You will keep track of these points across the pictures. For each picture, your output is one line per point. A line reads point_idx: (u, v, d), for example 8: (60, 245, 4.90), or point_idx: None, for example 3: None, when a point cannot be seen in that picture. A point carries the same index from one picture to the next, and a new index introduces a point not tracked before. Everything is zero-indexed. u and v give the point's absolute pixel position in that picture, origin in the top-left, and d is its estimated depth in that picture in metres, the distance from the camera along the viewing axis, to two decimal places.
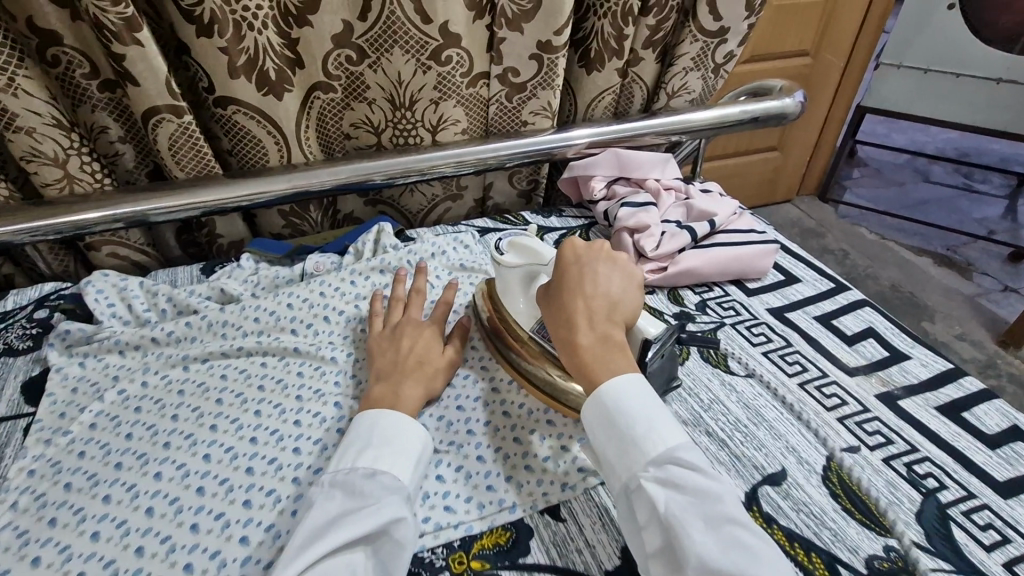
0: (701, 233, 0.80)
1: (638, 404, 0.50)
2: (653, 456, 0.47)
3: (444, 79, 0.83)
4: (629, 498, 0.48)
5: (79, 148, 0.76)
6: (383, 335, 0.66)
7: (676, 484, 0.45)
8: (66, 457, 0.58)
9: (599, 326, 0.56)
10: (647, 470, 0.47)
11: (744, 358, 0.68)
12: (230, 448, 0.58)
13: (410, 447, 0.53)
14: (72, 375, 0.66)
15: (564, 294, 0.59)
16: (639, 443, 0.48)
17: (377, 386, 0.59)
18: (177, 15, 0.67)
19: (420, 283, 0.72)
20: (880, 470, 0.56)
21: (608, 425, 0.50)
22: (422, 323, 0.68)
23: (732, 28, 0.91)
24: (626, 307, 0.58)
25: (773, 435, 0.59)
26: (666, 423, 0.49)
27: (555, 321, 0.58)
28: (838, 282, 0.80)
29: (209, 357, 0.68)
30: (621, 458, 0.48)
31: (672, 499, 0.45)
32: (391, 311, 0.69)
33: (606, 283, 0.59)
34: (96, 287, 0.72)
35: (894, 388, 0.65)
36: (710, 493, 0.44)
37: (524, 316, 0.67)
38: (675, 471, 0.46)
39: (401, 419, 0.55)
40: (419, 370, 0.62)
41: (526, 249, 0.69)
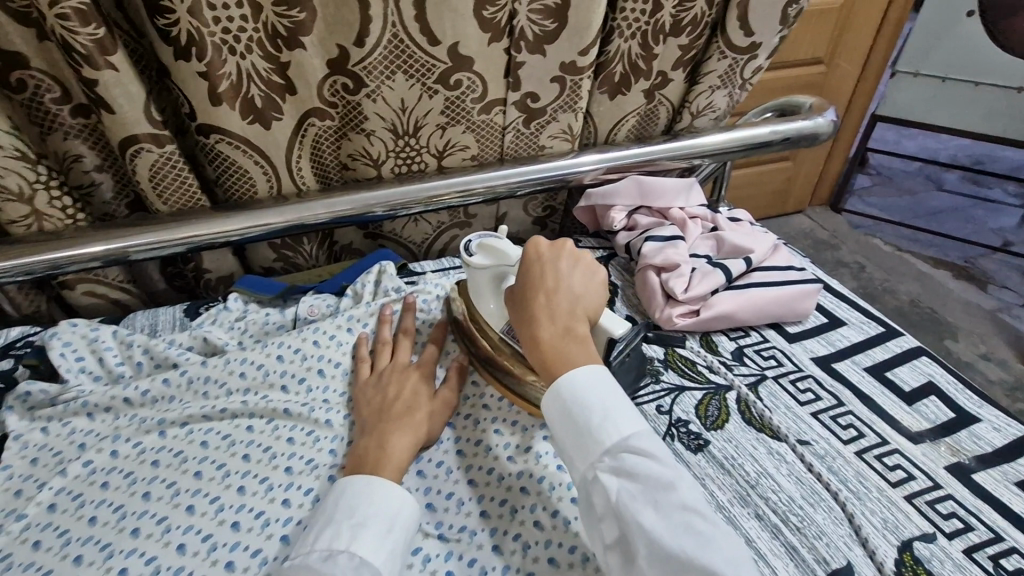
0: (736, 272, 0.72)
1: (595, 394, 0.46)
2: (608, 446, 0.44)
3: (454, 103, 0.77)
4: (587, 490, 0.45)
5: (47, 181, 0.69)
6: (369, 383, 0.62)
7: (629, 473, 0.42)
8: (18, 549, 0.50)
9: (560, 321, 0.52)
10: (602, 459, 0.44)
11: (792, 421, 0.60)
12: (207, 537, 0.51)
13: (384, 516, 0.47)
14: (33, 443, 0.58)
15: (525, 290, 0.55)
16: (594, 433, 0.45)
17: (362, 441, 0.54)
18: (155, 37, 0.59)
19: (406, 323, 0.68)
20: (962, 565, 0.49)
21: (563, 416, 0.47)
22: (410, 367, 0.63)
23: (764, 42, 0.83)
24: (590, 303, 0.54)
25: (833, 519, 0.52)
26: (622, 409, 0.45)
27: (516, 318, 0.54)
28: (888, 327, 0.73)
29: (189, 421, 0.60)
30: (577, 449, 0.45)
31: (624, 488, 0.42)
32: (378, 357, 0.65)
33: (569, 277, 0.55)
34: (63, 339, 0.64)
35: (966, 458, 0.57)
36: (663, 482, 0.41)
37: (496, 317, 0.64)
38: (629, 460, 0.43)
39: (384, 483, 0.49)
40: (407, 417, 0.57)
41: (496, 250, 0.62)
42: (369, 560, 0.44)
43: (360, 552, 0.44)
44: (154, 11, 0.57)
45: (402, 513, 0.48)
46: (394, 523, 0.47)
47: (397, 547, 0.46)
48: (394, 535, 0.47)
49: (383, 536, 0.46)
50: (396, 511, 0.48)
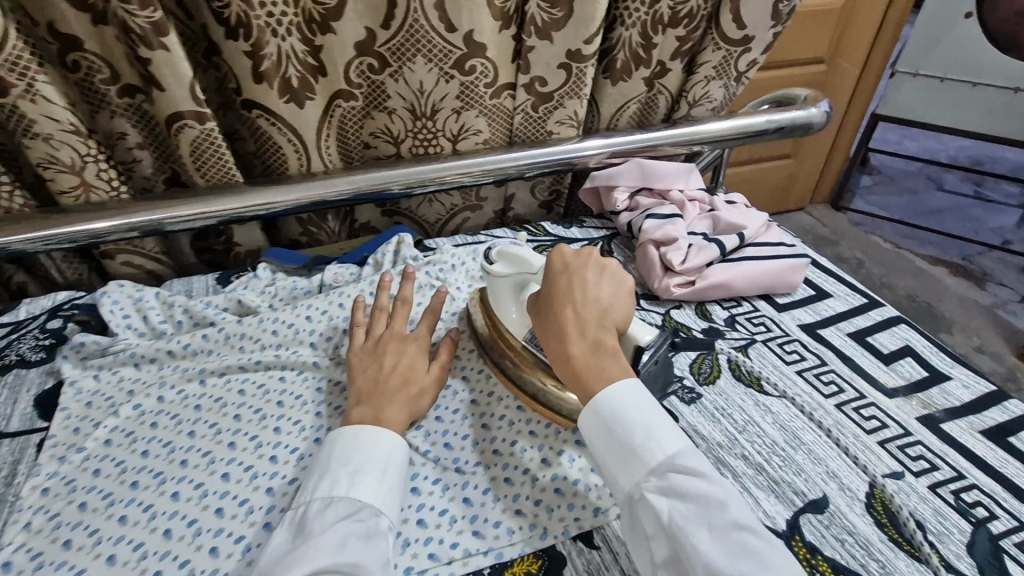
0: (730, 246, 0.78)
1: (636, 413, 0.48)
2: (654, 466, 0.46)
3: (468, 88, 0.82)
4: (633, 509, 0.47)
5: (96, 155, 0.75)
6: (365, 351, 0.63)
7: (679, 493, 0.44)
8: (81, 475, 0.56)
9: (590, 335, 0.54)
10: (649, 480, 0.46)
11: (777, 376, 0.66)
12: (249, 467, 0.57)
13: (380, 459, 0.51)
14: (86, 389, 0.64)
15: (552, 302, 0.57)
16: (639, 454, 0.46)
17: (358, 408, 0.56)
18: (210, 18, 0.66)
19: (405, 292, 0.69)
20: (926, 497, 0.54)
21: (606, 436, 0.48)
22: (406, 337, 0.65)
23: (757, 36, 0.88)
24: (617, 315, 0.57)
25: (812, 459, 0.57)
26: (665, 430, 0.47)
27: (545, 330, 0.57)
28: (871, 298, 0.78)
29: (227, 371, 0.66)
30: (623, 470, 0.47)
31: (675, 509, 0.44)
32: (374, 324, 0.67)
33: (595, 290, 0.57)
34: (112, 297, 0.71)
35: (936, 411, 0.63)
36: (714, 501, 0.43)
37: (518, 326, 0.65)
38: (678, 480, 0.45)
39: (386, 435, 0.53)
40: (403, 390, 0.59)
41: (516, 257, 0.65)
42: (368, 504, 0.48)
43: (359, 497, 0.48)
44: None
45: (394, 458, 0.52)
46: (390, 471, 0.51)
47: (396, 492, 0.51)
48: (392, 479, 0.51)
49: (380, 482, 0.50)
50: (388, 454, 0.52)
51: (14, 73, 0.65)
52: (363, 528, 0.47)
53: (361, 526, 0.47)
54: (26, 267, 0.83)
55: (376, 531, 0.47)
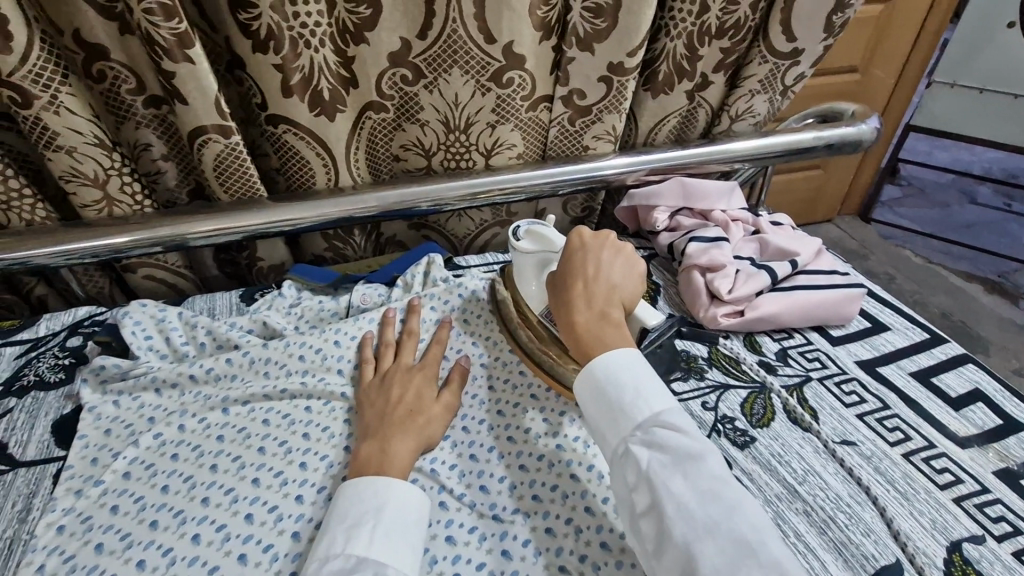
0: (781, 274, 0.73)
1: (627, 370, 0.48)
2: (639, 420, 0.45)
3: (504, 102, 0.78)
4: (617, 464, 0.46)
5: (120, 168, 0.72)
6: (373, 385, 0.62)
7: (660, 444, 0.43)
8: (98, 512, 0.53)
9: (596, 306, 0.54)
10: (633, 434, 0.45)
11: (837, 421, 0.61)
12: (274, 507, 0.53)
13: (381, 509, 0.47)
14: (105, 415, 0.61)
15: (565, 275, 0.57)
16: (627, 410, 0.46)
17: (365, 445, 0.54)
18: (235, 31, 0.63)
19: (412, 325, 0.68)
20: (1011, 567, 0.49)
21: (596, 393, 0.48)
22: (413, 368, 0.63)
23: (805, 49, 0.83)
24: (626, 293, 0.56)
25: (882, 518, 0.52)
26: (654, 388, 0.46)
27: (555, 301, 0.57)
28: (933, 333, 0.73)
29: (251, 399, 0.63)
30: (611, 426, 0.47)
31: (654, 458, 0.43)
32: (382, 358, 0.65)
33: (609, 265, 0.57)
34: (133, 318, 0.68)
35: (1015, 464, 0.58)
36: (693, 453, 0.42)
37: (535, 299, 0.68)
38: (660, 433, 0.44)
39: (388, 482, 0.49)
40: (411, 419, 0.57)
41: (542, 236, 0.67)
42: (366, 558, 0.44)
43: (356, 552, 0.45)
44: (237, 6, 0.61)
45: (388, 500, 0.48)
46: (393, 524, 0.47)
47: (405, 543, 0.47)
48: (394, 528, 0.47)
49: (377, 530, 0.46)
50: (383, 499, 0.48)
51: (37, 85, 0.62)
52: None
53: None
54: (47, 280, 0.81)
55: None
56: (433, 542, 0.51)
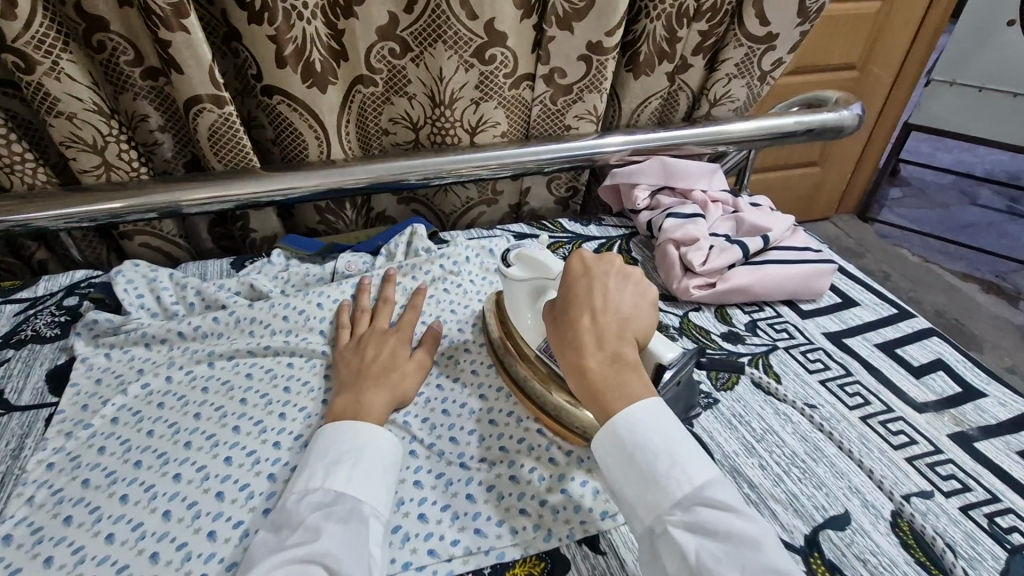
0: (753, 249, 0.75)
1: (660, 438, 0.45)
2: (678, 497, 0.42)
3: (487, 79, 0.81)
4: (654, 543, 0.43)
5: (118, 135, 0.76)
6: (349, 347, 0.64)
7: (707, 529, 0.40)
8: (86, 452, 0.56)
9: (609, 346, 0.50)
10: (673, 513, 0.42)
11: (799, 385, 0.63)
12: (252, 452, 0.56)
13: (362, 448, 0.50)
14: (97, 366, 0.64)
15: (569, 308, 0.52)
16: (665, 484, 0.43)
17: (341, 398, 0.56)
18: (231, 2, 0.66)
19: (387, 293, 0.70)
20: (956, 520, 0.51)
21: (625, 460, 0.45)
22: (387, 331, 0.65)
23: (782, 33, 0.85)
24: (637, 326, 0.52)
25: (834, 472, 0.54)
26: (692, 459, 0.44)
27: (558, 339, 0.52)
28: (900, 309, 0.75)
29: (236, 355, 0.66)
30: (644, 499, 0.44)
31: (703, 548, 0.40)
32: (357, 323, 0.67)
33: (617, 298, 0.53)
34: (126, 277, 0.71)
35: (969, 428, 0.59)
36: (747, 540, 0.39)
37: (532, 332, 0.62)
38: (705, 514, 0.41)
39: (365, 426, 0.52)
40: (385, 375, 0.59)
41: (535, 261, 0.63)
42: (344, 493, 0.47)
43: (335, 487, 0.47)
44: None
45: (370, 443, 0.51)
46: (372, 466, 0.49)
47: (382, 483, 0.49)
48: (372, 469, 0.49)
49: (356, 469, 0.49)
50: (364, 443, 0.51)
51: (39, 51, 0.65)
52: (339, 513, 0.46)
53: (337, 513, 0.46)
54: (47, 245, 0.84)
55: (355, 517, 0.46)
56: (402, 486, 0.53)
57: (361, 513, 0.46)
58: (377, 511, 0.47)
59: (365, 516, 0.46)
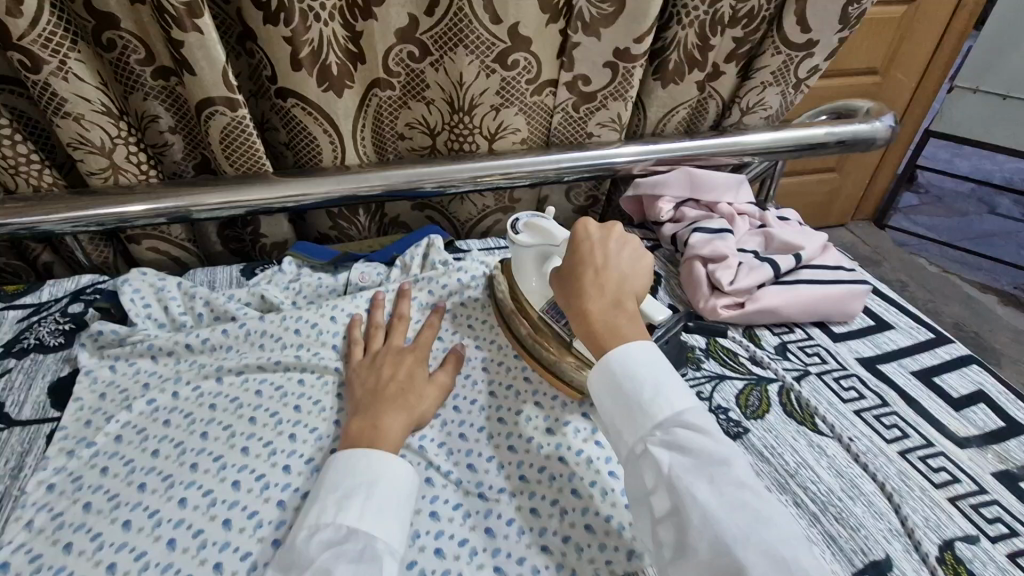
0: (785, 268, 0.72)
1: (644, 367, 0.47)
2: (659, 419, 0.44)
3: (508, 85, 0.78)
4: (635, 465, 0.45)
5: (126, 137, 0.73)
6: (362, 365, 0.61)
7: (681, 446, 0.43)
8: (88, 473, 0.53)
9: (609, 298, 0.53)
10: (654, 433, 0.44)
11: (834, 415, 0.60)
12: (261, 477, 0.53)
13: (376, 479, 0.48)
14: (102, 379, 0.62)
15: (572, 267, 0.56)
16: (647, 408, 0.45)
17: (355, 420, 0.54)
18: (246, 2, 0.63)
19: (402, 309, 0.68)
20: (1004, 569, 0.48)
21: (613, 388, 0.48)
22: (403, 350, 0.63)
23: (821, 41, 0.82)
24: (637, 282, 0.55)
25: (873, 513, 0.51)
26: (673, 385, 0.46)
27: (563, 291, 0.56)
28: (938, 333, 0.71)
29: (245, 370, 0.63)
30: (628, 423, 0.46)
31: (677, 461, 0.42)
32: (371, 339, 0.65)
33: (617, 255, 0.56)
34: (133, 285, 0.68)
35: (1015, 467, 0.56)
36: (717, 457, 0.41)
37: (537, 295, 0.65)
38: (682, 433, 0.43)
39: (379, 455, 0.49)
40: (401, 397, 0.57)
41: (540, 228, 0.64)
42: (356, 529, 0.44)
43: (347, 522, 0.45)
44: None
45: (384, 475, 0.48)
46: (386, 500, 0.47)
47: (396, 518, 0.46)
48: (386, 502, 0.47)
49: (369, 502, 0.46)
50: (377, 474, 0.48)
51: (47, 49, 0.63)
52: (352, 552, 0.43)
53: (349, 552, 0.43)
54: (52, 248, 0.82)
55: (367, 556, 0.43)
56: (418, 518, 0.51)
57: (374, 552, 0.44)
58: (391, 549, 0.45)
59: (379, 555, 0.43)
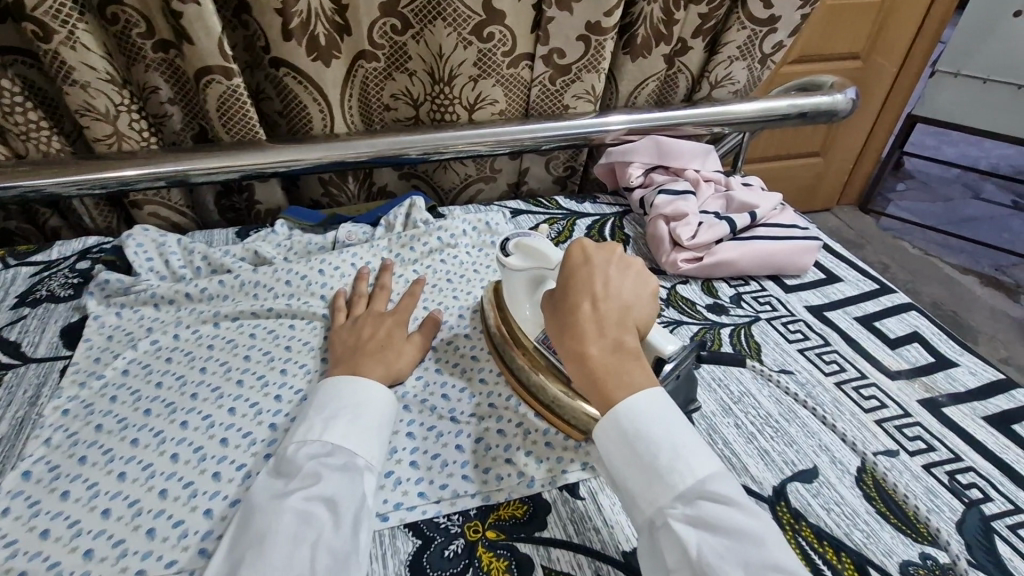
0: (741, 225, 0.78)
1: (662, 429, 0.44)
2: (681, 491, 0.41)
3: (486, 56, 0.83)
4: (654, 535, 0.42)
5: (129, 105, 0.78)
6: (344, 327, 0.65)
7: (709, 524, 0.40)
8: (99, 400, 0.59)
9: (612, 335, 0.49)
10: (675, 506, 0.41)
11: (778, 353, 0.66)
12: (254, 404, 0.59)
13: (360, 411, 0.53)
14: (109, 323, 0.67)
15: (569, 297, 0.51)
16: (667, 477, 0.42)
17: (336, 369, 0.58)
18: None
19: (384, 281, 0.71)
20: (919, 475, 0.53)
21: (626, 450, 0.44)
22: (384, 315, 0.66)
23: (782, 17, 0.88)
24: (639, 314, 0.51)
25: (806, 432, 0.57)
26: (693, 449, 0.43)
27: (558, 328, 0.51)
28: (883, 285, 0.77)
29: (240, 316, 0.69)
30: (646, 492, 0.43)
31: (705, 542, 0.39)
32: (353, 306, 0.68)
33: (617, 282, 0.52)
34: (137, 240, 0.74)
35: (940, 395, 0.62)
36: (748, 536, 0.39)
37: (530, 323, 0.62)
38: (708, 509, 0.40)
39: (363, 386, 0.55)
40: (381, 352, 0.61)
41: (535, 251, 0.61)
42: (341, 446, 0.50)
43: (332, 439, 0.50)
44: None
45: (366, 402, 0.54)
46: (368, 423, 0.52)
47: (377, 438, 0.52)
48: (368, 428, 0.52)
49: (353, 424, 0.52)
50: (360, 401, 0.53)
51: (57, 21, 0.68)
52: (336, 464, 0.48)
53: (334, 464, 0.48)
54: (60, 213, 0.87)
55: (349, 469, 0.49)
56: (395, 437, 0.56)
57: (356, 467, 0.49)
58: (371, 466, 0.50)
59: (360, 469, 0.49)
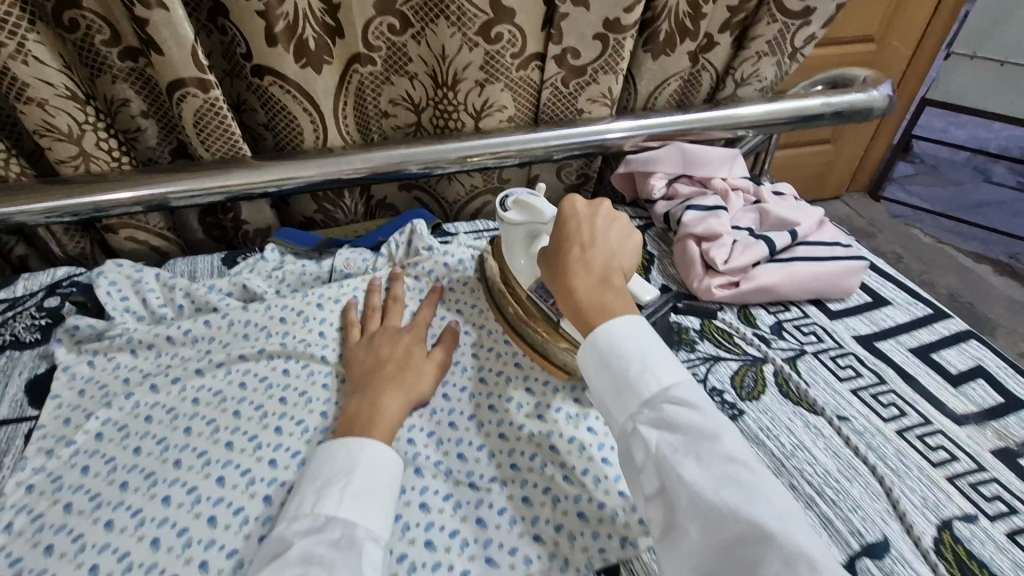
0: (781, 245, 0.70)
1: (635, 344, 0.45)
2: (647, 398, 0.43)
3: (493, 58, 0.74)
4: (627, 445, 0.43)
5: (94, 123, 0.70)
6: (360, 345, 0.61)
7: (670, 424, 0.41)
8: (68, 473, 0.52)
9: (595, 273, 0.51)
10: (641, 413, 0.43)
11: (830, 396, 0.59)
12: (246, 472, 0.52)
13: (355, 466, 0.46)
14: (80, 375, 0.60)
15: (559, 246, 0.54)
16: (635, 386, 0.43)
17: (353, 401, 0.54)
18: None
19: (396, 291, 0.67)
20: (1002, 546, 0.48)
21: (603, 369, 0.46)
22: (399, 331, 0.62)
23: (818, 8, 0.79)
24: (623, 261, 0.54)
25: (870, 494, 0.51)
26: (663, 362, 0.44)
27: (549, 274, 0.54)
28: (936, 309, 0.70)
29: (227, 361, 0.61)
30: (617, 402, 0.44)
31: (665, 439, 0.40)
32: (368, 322, 0.64)
33: (603, 232, 0.54)
34: (109, 278, 0.66)
35: (1014, 443, 0.56)
36: (705, 433, 0.39)
37: (525, 275, 0.64)
38: (671, 411, 0.41)
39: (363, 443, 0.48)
40: (400, 375, 0.57)
41: (532, 207, 0.63)
42: (335, 517, 0.43)
43: (325, 511, 0.44)
44: None
45: (362, 459, 0.47)
46: (364, 484, 0.45)
47: (378, 504, 0.45)
48: (366, 490, 0.45)
49: (347, 492, 0.45)
50: (356, 458, 0.47)
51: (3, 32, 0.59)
52: (329, 540, 0.42)
53: (327, 540, 0.42)
54: (27, 239, 0.79)
55: (345, 544, 0.42)
56: (407, 509, 0.50)
57: (354, 539, 0.42)
58: (374, 536, 0.43)
59: (359, 542, 0.42)
